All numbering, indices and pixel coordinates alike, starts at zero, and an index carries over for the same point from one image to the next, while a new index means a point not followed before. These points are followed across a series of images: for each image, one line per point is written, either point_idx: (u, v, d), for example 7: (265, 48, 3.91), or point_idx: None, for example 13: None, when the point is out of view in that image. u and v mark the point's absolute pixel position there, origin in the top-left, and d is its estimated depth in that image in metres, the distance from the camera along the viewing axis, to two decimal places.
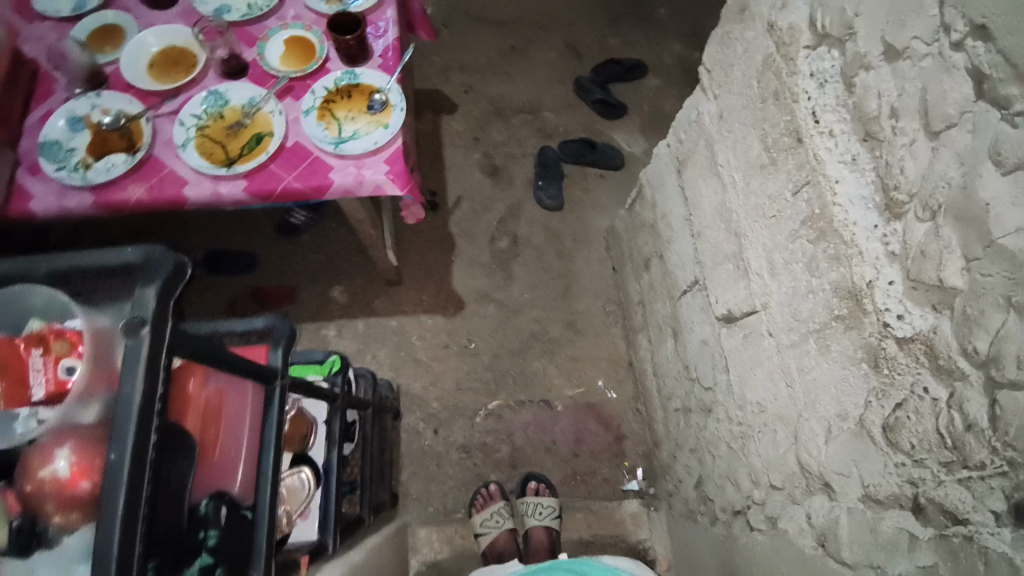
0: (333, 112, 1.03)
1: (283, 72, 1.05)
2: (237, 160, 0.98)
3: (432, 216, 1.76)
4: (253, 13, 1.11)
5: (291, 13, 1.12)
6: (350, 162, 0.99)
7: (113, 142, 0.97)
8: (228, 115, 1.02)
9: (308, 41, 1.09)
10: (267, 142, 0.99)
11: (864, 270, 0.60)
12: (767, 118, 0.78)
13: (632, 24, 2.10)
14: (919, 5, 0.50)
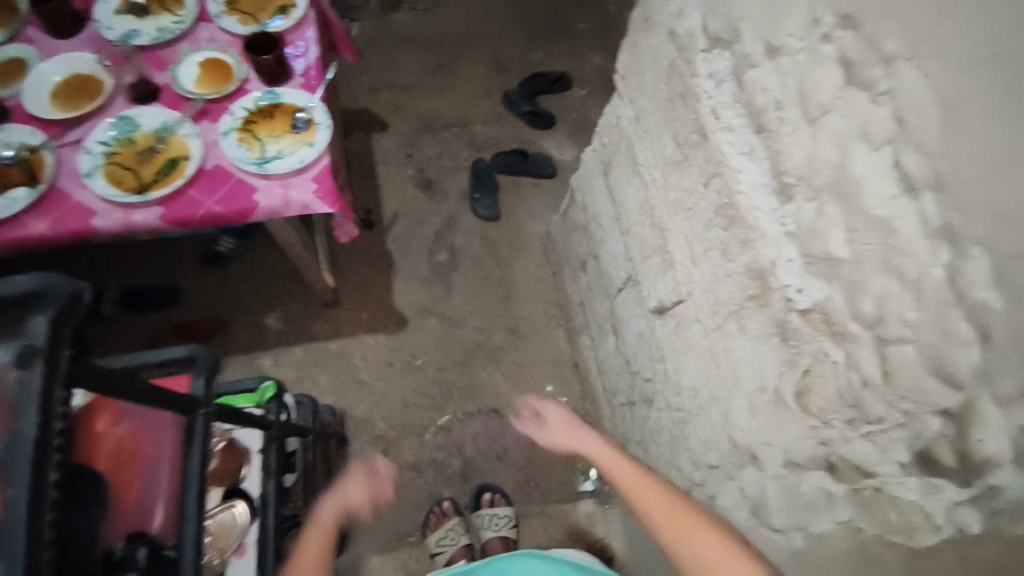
0: (254, 132, 1.00)
1: (197, 95, 1.02)
2: (151, 186, 0.94)
3: (368, 233, 1.74)
4: (163, 37, 1.07)
5: (205, 36, 1.09)
6: (275, 180, 0.97)
7: (11, 176, 0.90)
8: (139, 140, 0.98)
9: (224, 62, 1.06)
10: (183, 166, 0.95)
11: (768, 251, 0.65)
12: (676, 118, 0.84)
13: (553, 37, 2.18)
14: (792, 8, 0.56)
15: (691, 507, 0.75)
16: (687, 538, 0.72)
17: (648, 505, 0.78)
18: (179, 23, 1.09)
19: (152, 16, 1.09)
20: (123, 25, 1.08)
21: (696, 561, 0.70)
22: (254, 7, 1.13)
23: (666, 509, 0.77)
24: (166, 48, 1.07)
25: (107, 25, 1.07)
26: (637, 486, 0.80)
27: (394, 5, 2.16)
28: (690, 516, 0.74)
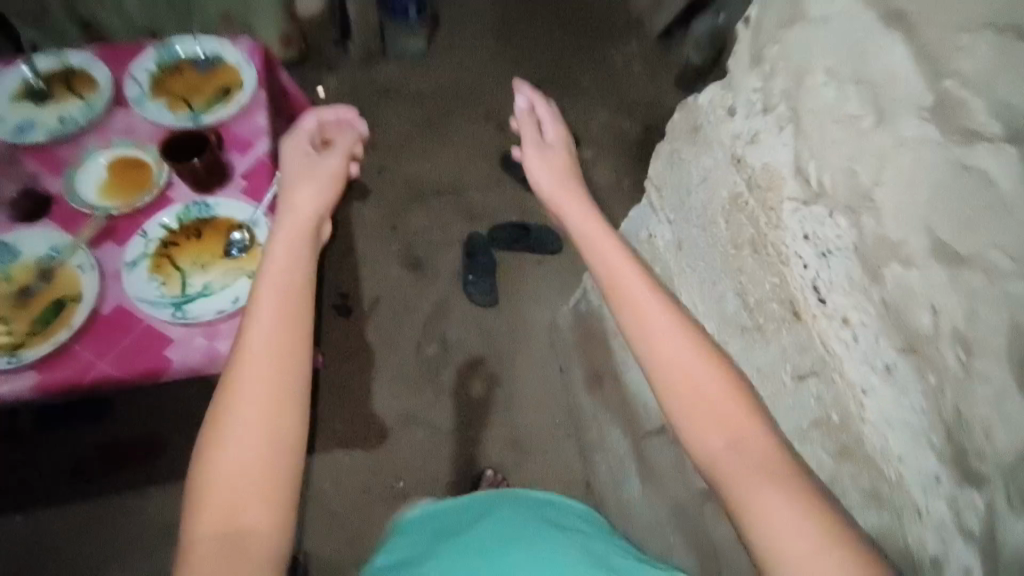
0: (173, 259, 0.77)
1: (101, 208, 0.79)
2: (23, 343, 0.70)
3: (345, 323, 1.51)
4: (69, 129, 0.85)
5: (122, 127, 0.87)
6: (196, 329, 0.72)
7: None
8: (16, 275, 0.74)
9: (142, 163, 0.84)
10: (72, 313, 0.72)
11: (924, 529, 0.50)
12: (745, 271, 0.66)
13: (554, 92, 2.00)
14: (996, 208, 0.40)
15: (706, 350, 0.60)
16: (697, 388, 0.58)
17: (655, 325, 0.62)
18: (90, 109, 0.87)
19: (58, 102, 0.88)
20: (19, 114, 0.86)
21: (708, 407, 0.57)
22: (185, 86, 0.91)
23: (681, 356, 0.60)
24: (70, 143, 0.85)
25: (0, 117, 0.86)
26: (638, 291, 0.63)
27: (378, 57, 1.96)
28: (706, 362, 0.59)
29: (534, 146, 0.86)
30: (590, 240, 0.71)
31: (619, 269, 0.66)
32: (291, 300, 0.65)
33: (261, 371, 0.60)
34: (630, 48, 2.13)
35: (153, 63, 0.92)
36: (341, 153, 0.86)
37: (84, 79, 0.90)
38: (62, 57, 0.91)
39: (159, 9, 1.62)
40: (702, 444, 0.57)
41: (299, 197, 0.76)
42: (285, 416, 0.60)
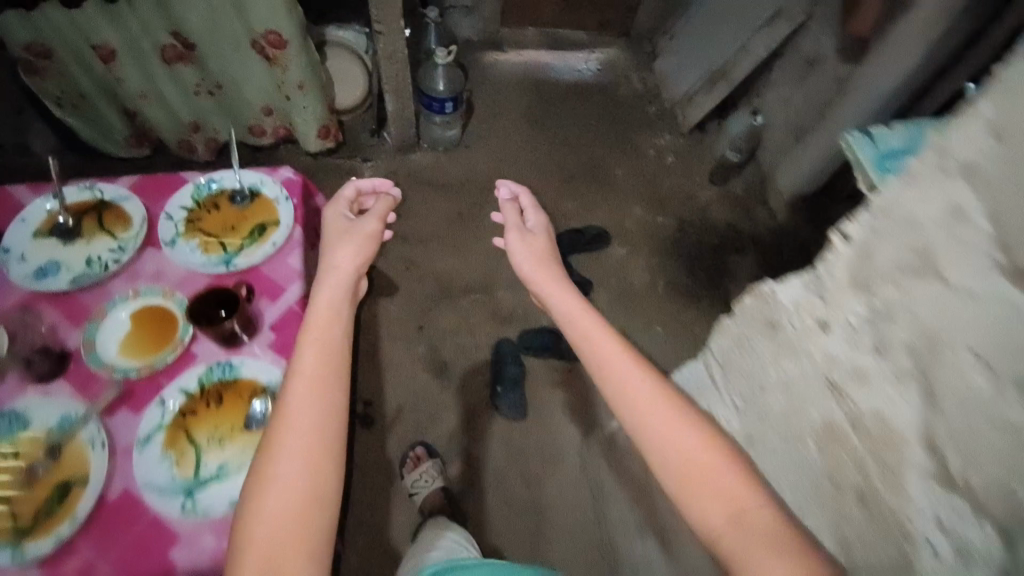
0: (191, 432, 0.70)
1: (123, 369, 0.72)
2: (22, 537, 0.63)
3: (366, 435, 1.44)
4: (96, 272, 0.79)
5: (152, 268, 0.82)
6: (209, 522, 0.65)
7: None
8: (22, 449, 0.68)
9: (167, 312, 0.77)
10: (76, 501, 0.65)
11: None
12: (840, 508, 0.59)
13: (588, 186, 1.97)
14: None
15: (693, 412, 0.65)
16: (689, 454, 0.62)
17: (636, 387, 0.68)
18: (121, 249, 0.82)
19: (86, 239, 0.82)
20: (41, 251, 0.80)
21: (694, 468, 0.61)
22: (221, 223, 0.87)
23: (667, 423, 0.64)
24: (95, 288, 0.78)
25: (19, 255, 0.79)
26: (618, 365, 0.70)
27: (413, 145, 1.94)
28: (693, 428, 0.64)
29: (516, 228, 0.95)
30: (568, 316, 0.79)
31: (604, 347, 0.73)
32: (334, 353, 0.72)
33: (305, 425, 0.66)
34: (665, 140, 2.10)
35: (191, 198, 0.88)
36: (375, 218, 0.89)
37: (116, 214, 0.85)
38: (94, 188, 0.86)
39: (203, 107, 1.64)
40: (694, 511, 0.60)
41: (338, 257, 0.82)
42: (326, 468, 0.64)
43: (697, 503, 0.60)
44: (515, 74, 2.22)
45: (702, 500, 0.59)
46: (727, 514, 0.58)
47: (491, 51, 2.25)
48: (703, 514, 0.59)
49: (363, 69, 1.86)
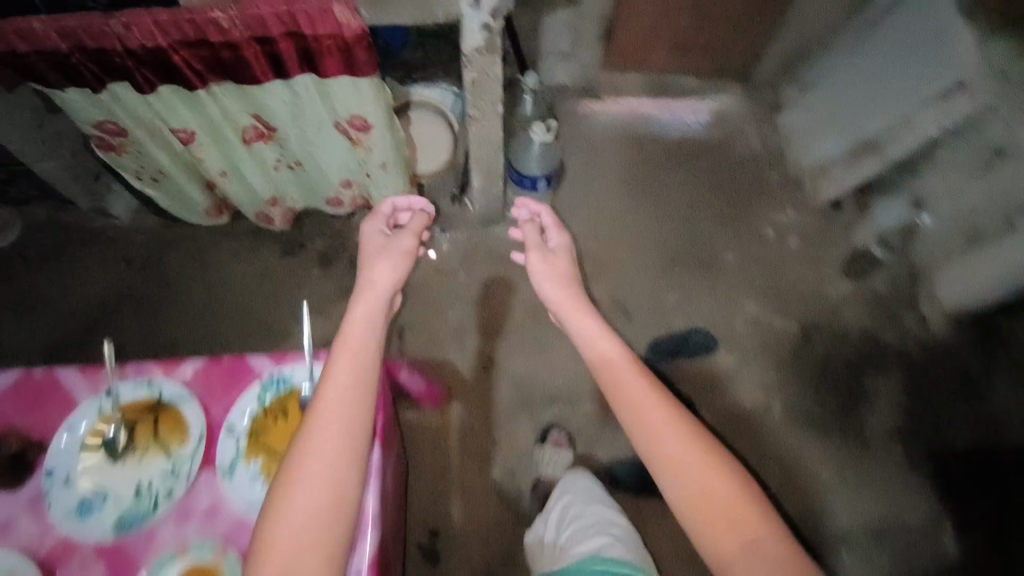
0: None
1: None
2: None
3: (433, 565, 1.36)
4: (143, 511, 0.69)
5: (202, 510, 0.69)
6: None
7: None
8: None
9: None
10: None
11: None
12: None
13: (694, 273, 1.71)
14: None
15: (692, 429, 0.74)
16: (693, 473, 0.70)
17: (644, 407, 0.76)
18: (172, 477, 0.70)
19: (137, 457, 0.72)
20: (89, 472, 0.70)
21: (686, 475, 0.70)
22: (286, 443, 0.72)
23: (667, 440, 0.73)
24: (140, 534, 0.68)
25: (65, 478, 0.70)
26: (629, 381, 0.79)
27: (496, 219, 1.72)
28: (695, 448, 0.72)
29: (536, 248, 1.04)
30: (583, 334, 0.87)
31: (620, 364, 0.81)
32: (363, 364, 0.74)
33: (331, 421, 0.69)
34: (789, 217, 1.78)
35: (252, 407, 0.74)
36: (411, 235, 0.98)
37: (169, 423, 0.73)
38: (150, 385, 0.75)
39: (281, 178, 1.50)
40: (711, 537, 0.67)
41: (376, 276, 0.88)
42: (343, 464, 0.67)
43: (704, 525, 0.68)
44: (608, 128, 1.94)
45: (719, 531, 0.67)
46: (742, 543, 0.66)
47: (582, 99, 1.96)
48: (707, 537, 0.68)
49: (448, 132, 1.64)
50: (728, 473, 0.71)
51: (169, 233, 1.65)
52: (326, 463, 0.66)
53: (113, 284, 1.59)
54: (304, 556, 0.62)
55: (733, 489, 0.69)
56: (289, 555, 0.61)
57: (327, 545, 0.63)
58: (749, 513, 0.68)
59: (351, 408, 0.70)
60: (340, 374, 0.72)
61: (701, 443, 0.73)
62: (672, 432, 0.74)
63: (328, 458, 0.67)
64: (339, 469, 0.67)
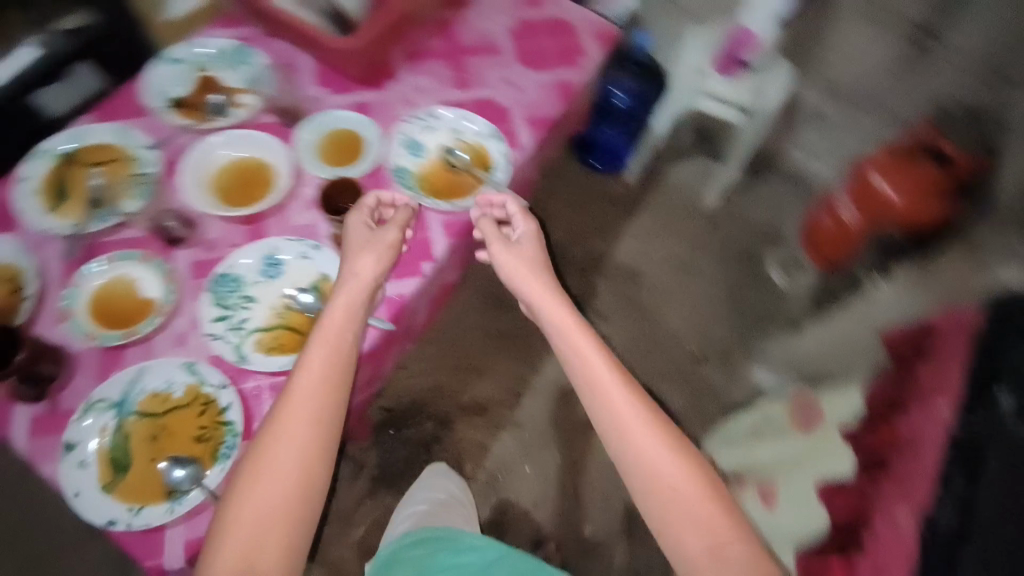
0: None
1: (87, 266, 0.66)
2: (62, 163, 0.73)
3: None
4: (216, 296, 0.68)
5: (165, 352, 0.64)
6: None
7: (193, 95, 0.81)
8: (113, 182, 0.73)
9: (126, 323, 0.65)
10: (41, 194, 0.71)
11: None
12: None
13: None
14: None
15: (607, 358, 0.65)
16: (668, 475, 0.57)
17: (584, 346, 0.66)
18: (230, 330, 0.66)
19: (275, 312, 0.69)
20: (293, 273, 0.71)
21: (599, 392, 0.63)
22: (173, 450, 0.59)
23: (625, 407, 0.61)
24: (200, 290, 0.68)
25: (309, 251, 0.72)
26: (566, 318, 0.69)
27: None
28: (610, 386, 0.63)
29: (500, 242, 0.76)
30: (565, 334, 0.67)
31: (576, 326, 0.68)
32: (337, 343, 0.61)
33: (309, 378, 0.58)
34: None
35: (233, 424, 0.61)
36: (398, 227, 0.72)
37: (283, 342, 0.67)
38: None
39: None
40: (676, 532, 0.55)
41: (356, 267, 0.67)
42: (329, 418, 0.56)
43: (654, 492, 0.57)
44: None
45: (675, 521, 0.55)
46: (707, 545, 0.54)
47: None
48: (673, 534, 0.55)
49: None
50: (691, 460, 0.58)
51: (698, 415, 1.38)
52: (308, 420, 0.55)
53: (669, 346, 1.45)
54: (276, 503, 0.52)
55: (667, 455, 0.59)
56: (259, 531, 0.50)
57: (308, 488, 0.53)
58: (678, 466, 0.58)
59: (328, 362, 0.59)
60: (315, 345, 0.60)
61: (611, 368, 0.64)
62: (637, 408, 0.61)
63: (312, 406, 0.56)
64: (318, 434, 0.56)
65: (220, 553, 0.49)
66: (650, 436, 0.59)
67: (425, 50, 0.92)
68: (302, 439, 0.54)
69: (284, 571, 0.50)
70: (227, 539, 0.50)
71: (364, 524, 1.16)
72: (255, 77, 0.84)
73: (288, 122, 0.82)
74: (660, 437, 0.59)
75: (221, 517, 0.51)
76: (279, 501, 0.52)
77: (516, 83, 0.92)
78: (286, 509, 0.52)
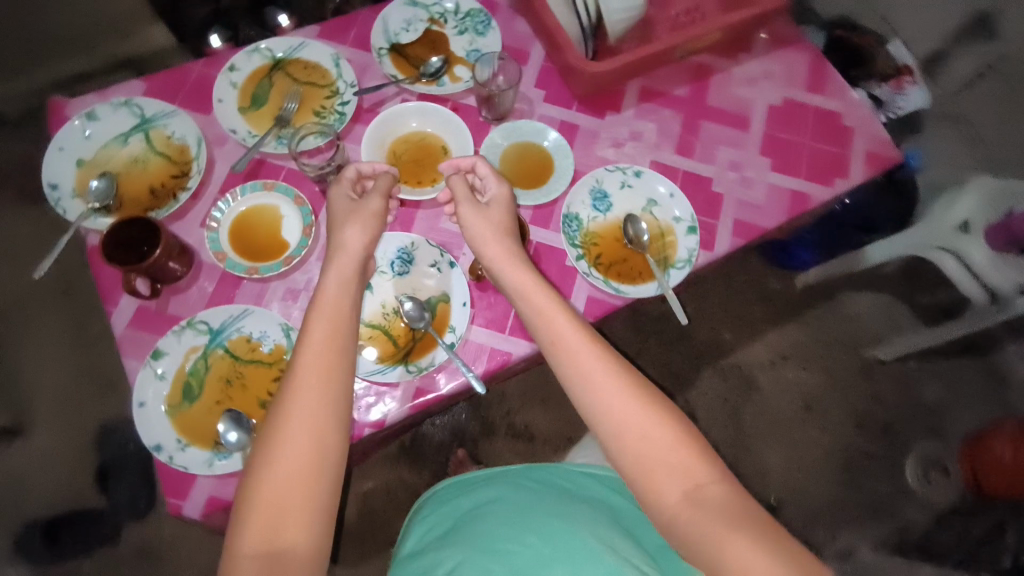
0: (166, 151, 0.67)
1: (244, 184, 0.66)
2: (272, 67, 0.72)
3: None
4: None
5: (273, 303, 0.63)
6: (104, 103, 0.67)
7: (416, 48, 0.76)
8: (308, 112, 0.71)
9: (255, 256, 0.64)
10: (244, 93, 0.71)
11: None
12: None
13: None
14: None
15: (583, 331, 0.57)
16: (639, 418, 0.52)
17: (562, 324, 0.57)
18: None
19: (384, 310, 0.66)
20: (417, 279, 0.67)
21: (577, 379, 0.55)
22: (237, 402, 0.59)
23: (604, 373, 0.54)
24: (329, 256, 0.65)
25: (442, 262, 0.67)
26: (538, 290, 0.59)
27: None
28: (585, 367, 0.55)
29: (466, 203, 0.64)
30: (544, 316, 0.58)
31: (547, 302, 0.59)
32: (336, 314, 0.54)
33: (314, 350, 0.51)
34: None
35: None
36: (380, 193, 0.62)
37: (376, 344, 0.64)
38: (418, 370, 0.63)
39: None
40: (653, 482, 0.50)
41: (347, 241, 0.59)
42: (336, 383, 0.51)
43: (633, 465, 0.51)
44: None
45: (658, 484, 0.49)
46: (685, 491, 0.49)
47: None
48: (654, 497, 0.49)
49: None
50: (665, 411, 0.53)
51: None
52: (317, 395, 0.49)
53: (749, 484, 1.23)
54: (290, 486, 0.46)
55: (643, 415, 0.52)
56: (279, 512, 0.45)
57: (323, 458, 0.48)
58: (654, 422, 0.52)
59: (330, 331, 0.53)
60: (318, 320, 0.53)
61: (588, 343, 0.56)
62: (618, 374, 0.54)
63: (315, 378, 0.50)
64: (330, 405, 0.50)
65: (241, 549, 0.44)
66: (620, 386, 0.54)
67: (664, 92, 0.81)
68: (312, 408, 0.49)
69: (309, 550, 0.45)
70: (247, 521, 0.44)
71: (373, 489, 1.15)
72: (480, 50, 0.77)
73: (488, 115, 0.75)
74: (638, 403, 0.53)
75: (242, 498, 0.46)
76: (293, 484, 0.46)
77: (746, 178, 0.78)
78: (305, 484, 0.47)
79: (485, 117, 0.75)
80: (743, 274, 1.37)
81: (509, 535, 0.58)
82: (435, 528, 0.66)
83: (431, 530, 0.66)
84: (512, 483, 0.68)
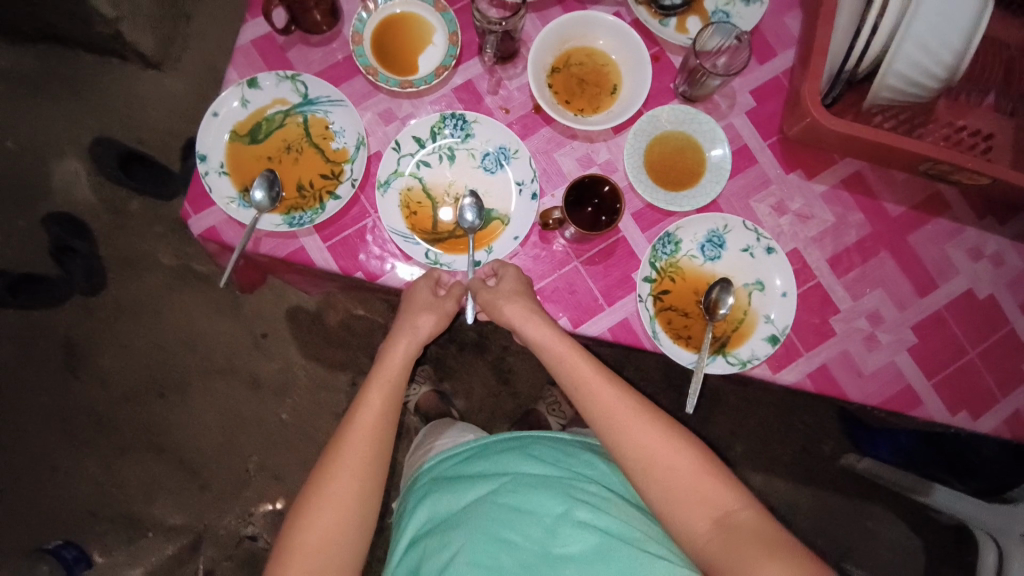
0: None
1: None
2: None
3: None
4: (438, 125, 0.62)
5: (368, 111, 0.62)
6: None
7: None
8: None
9: (381, 59, 0.63)
10: None
11: None
12: None
13: None
14: None
15: (615, 391, 0.55)
16: (662, 451, 0.52)
17: (604, 391, 0.55)
18: (411, 156, 0.62)
19: (448, 188, 0.63)
20: (494, 184, 0.63)
21: (606, 429, 0.54)
22: (281, 170, 0.61)
23: (634, 425, 0.53)
24: (442, 108, 0.63)
25: (526, 187, 0.63)
26: (576, 355, 0.57)
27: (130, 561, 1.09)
28: (614, 418, 0.54)
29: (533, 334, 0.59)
30: (584, 385, 0.56)
31: (582, 362, 0.57)
32: (391, 386, 0.57)
33: (369, 416, 0.55)
34: None
35: (322, 211, 0.60)
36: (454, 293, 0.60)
37: (415, 212, 0.62)
38: (435, 261, 0.61)
39: None
40: (679, 516, 0.50)
41: (419, 326, 0.59)
42: (382, 452, 0.54)
43: (662, 494, 0.51)
44: None
45: (688, 508, 0.50)
46: (710, 517, 0.49)
47: None
48: (681, 519, 0.50)
49: None
50: (691, 443, 0.53)
51: None
52: (366, 463, 0.53)
53: None
54: (327, 546, 0.50)
55: (671, 454, 0.52)
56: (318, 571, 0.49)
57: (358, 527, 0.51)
58: (681, 457, 0.52)
59: (385, 397, 0.56)
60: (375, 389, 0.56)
61: (618, 401, 0.55)
62: (648, 421, 0.53)
63: (365, 447, 0.53)
64: (373, 477, 0.53)
65: None
66: (647, 424, 0.53)
67: (872, 195, 0.66)
68: (361, 478, 0.52)
69: None
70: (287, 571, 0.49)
71: None
72: (730, 16, 0.65)
73: (682, 86, 0.65)
74: (661, 430, 0.53)
75: (281, 551, 0.50)
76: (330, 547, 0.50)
77: (874, 338, 0.65)
78: (343, 548, 0.50)
79: (678, 87, 0.65)
80: (803, 414, 1.20)
81: (519, 544, 0.53)
82: (436, 514, 0.59)
83: (432, 516, 0.59)
84: (497, 465, 0.61)
